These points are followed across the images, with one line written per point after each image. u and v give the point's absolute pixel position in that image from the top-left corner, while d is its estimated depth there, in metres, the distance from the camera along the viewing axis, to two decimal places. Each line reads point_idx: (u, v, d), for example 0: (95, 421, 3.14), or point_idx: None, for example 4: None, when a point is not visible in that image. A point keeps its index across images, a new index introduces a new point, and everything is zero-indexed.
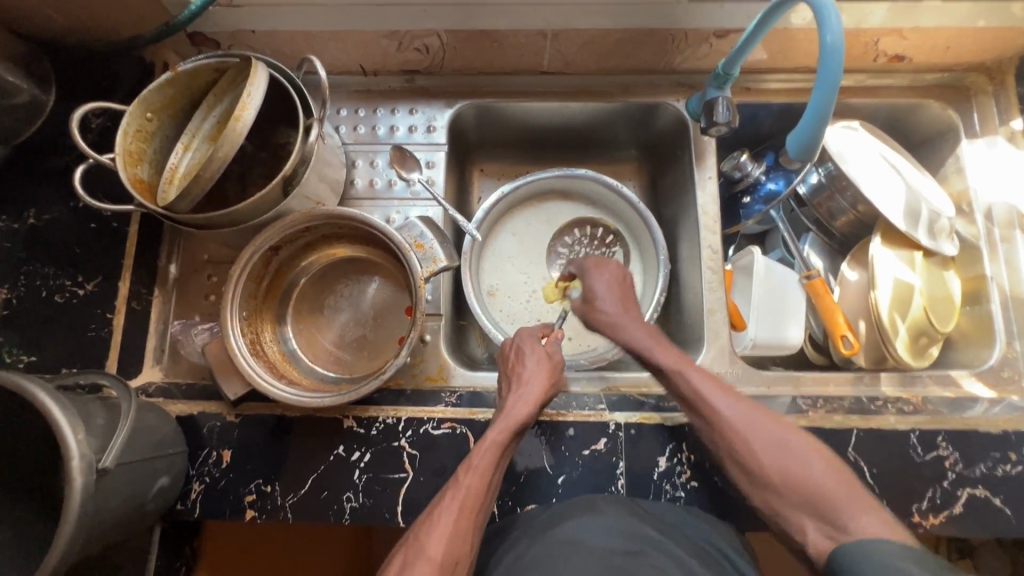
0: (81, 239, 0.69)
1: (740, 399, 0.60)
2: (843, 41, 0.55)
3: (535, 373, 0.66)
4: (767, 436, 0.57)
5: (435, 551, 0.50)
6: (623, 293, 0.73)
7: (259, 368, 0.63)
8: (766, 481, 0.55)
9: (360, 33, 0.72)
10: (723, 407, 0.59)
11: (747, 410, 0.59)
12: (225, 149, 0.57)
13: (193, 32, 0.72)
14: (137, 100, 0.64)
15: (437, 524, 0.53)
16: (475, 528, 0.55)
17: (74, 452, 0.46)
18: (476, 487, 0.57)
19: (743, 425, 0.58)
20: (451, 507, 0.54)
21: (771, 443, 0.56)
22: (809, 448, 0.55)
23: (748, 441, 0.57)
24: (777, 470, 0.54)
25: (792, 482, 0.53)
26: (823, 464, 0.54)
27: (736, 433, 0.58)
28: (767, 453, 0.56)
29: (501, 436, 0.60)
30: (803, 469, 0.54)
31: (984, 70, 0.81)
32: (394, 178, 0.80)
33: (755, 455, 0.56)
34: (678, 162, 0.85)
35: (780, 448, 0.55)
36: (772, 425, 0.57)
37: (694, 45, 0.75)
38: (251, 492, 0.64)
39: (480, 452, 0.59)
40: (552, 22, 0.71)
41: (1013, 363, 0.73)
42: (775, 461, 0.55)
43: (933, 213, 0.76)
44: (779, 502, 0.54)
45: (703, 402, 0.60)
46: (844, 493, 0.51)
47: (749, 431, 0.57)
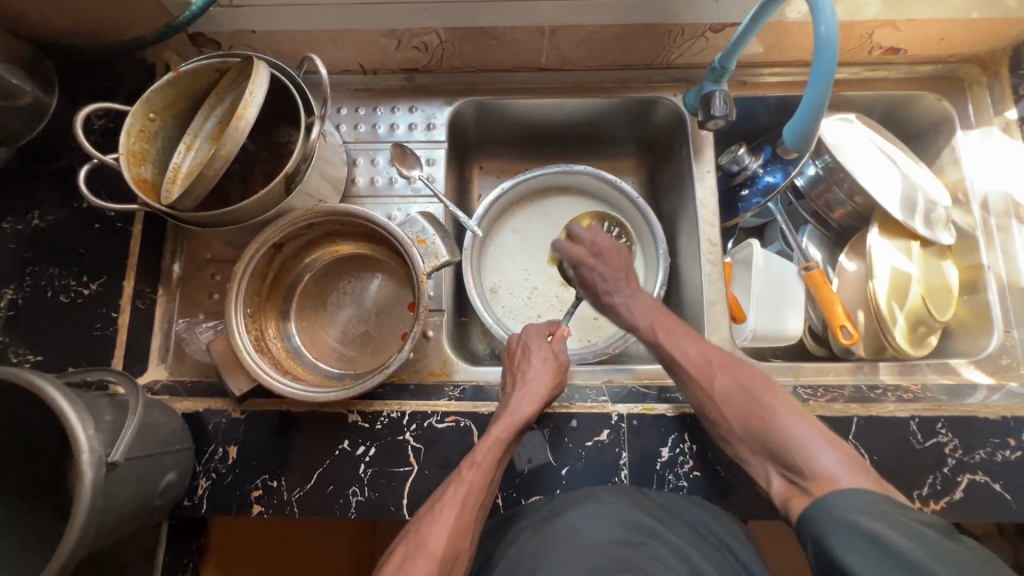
0: (86, 239, 0.70)
1: (706, 356, 0.64)
2: (837, 32, 0.55)
3: (541, 370, 0.67)
4: (730, 389, 0.61)
5: (436, 546, 0.51)
6: (617, 274, 0.72)
7: (263, 364, 0.64)
8: (730, 430, 0.60)
9: (360, 32, 0.73)
10: (688, 364, 0.64)
11: (712, 366, 0.63)
12: (228, 146, 0.57)
13: (194, 33, 0.73)
14: (140, 101, 0.64)
15: (438, 518, 0.54)
16: (474, 523, 0.56)
17: (83, 446, 0.46)
18: (478, 483, 0.57)
19: (707, 381, 0.62)
20: (452, 501, 0.55)
21: (735, 394, 0.60)
22: (772, 398, 0.58)
23: (714, 394, 0.61)
24: (739, 420, 0.59)
25: (755, 428, 0.58)
26: (785, 408, 0.57)
27: (704, 388, 0.62)
28: (728, 402, 0.60)
29: (504, 433, 0.61)
30: (764, 415, 0.58)
31: (978, 62, 0.82)
32: (394, 176, 0.80)
33: (719, 407, 0.61)
34: (675, 157, 0.86)
35: (744, 400, 0.59)
36: (733, 376, 0.61)
37: (690, 40, 0.76)
38: (257, 487, 0.64)
39: (484, 446, 0.60)
40: (549, 19, 0.72)
41: (1011, 350, 0.74)
42: (737, 410, 0.59)
43: (929, 203, 0.77)
44: (746, 450, 0.59)
45: (673, 364, 0.65)
46: (803, 432, 0.55)
47: (714, 386, 0.62)
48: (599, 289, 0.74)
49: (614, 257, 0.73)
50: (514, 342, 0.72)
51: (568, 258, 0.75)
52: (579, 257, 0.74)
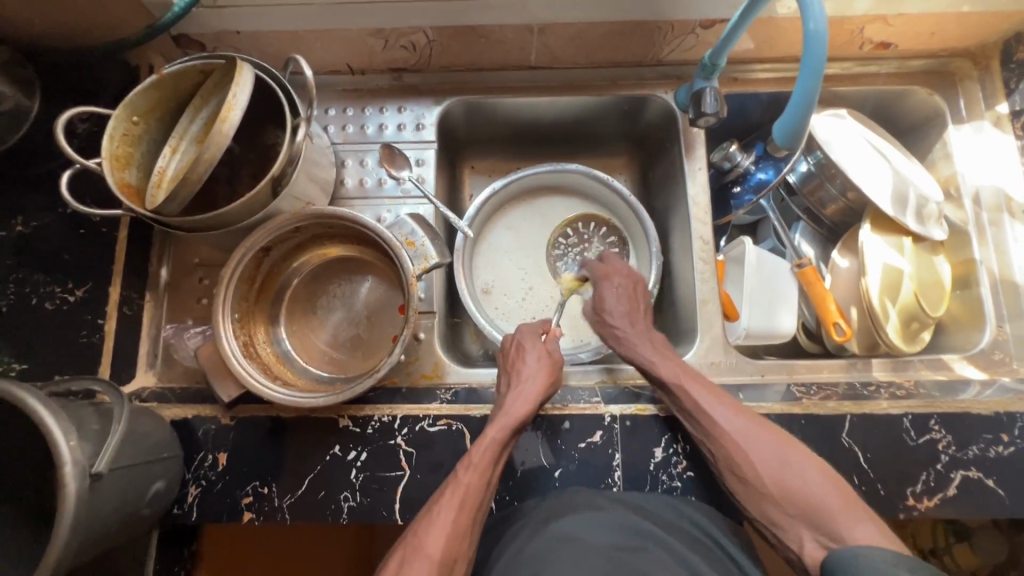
0: (72, 245, 0.69)
1: (734, 409, 0.61)
2: (826, 28, 0.55)
3: (534, 367, 0.66)
4: (765, 451, 0.57)
5: (434, 548, 0.51)
6: (630, 301, 0.73)
7: (252, 369, 0.63)
8: (760, 493, 0.57)
9: (346, 32, 0.72)
10: (719, 419, 0.60)
11: (742, 423, 0.59)
12: (212, 149, 0.56)
13: (177, 34, 0.71)
14: (123, 103, 0.63)
15: (436, 520, 0.53)
16: (472, 525, 0.55)
17: (66, 457, 0.45)
18: (474, 485, 0.57)
19: (736, 438, 0.59)
20: (450, 502, 0.55)
21: (770, 458, 0.57)
22: (807, 462, 0.57)
23: (744, 454, 0.58)
24: (774, 483, 0.56)
25: (791, 495, 0.55)
26: (818, 472, 0.56)
27: (735, 446, 0.59)
28: (766, 466, 0.57)
29: (499, 433, 0.60)
30: (800, 482, 0.55)
31: (969, 56, 0.81)
32: (384, 177, 0.79)
33: (750, 467, 0.57)
34: (667, 155, 0.86)
35: (781, 463, 0.57)
36: (764, 437, 0.58)
37: (680, 37, 0.75)
38: (248, 494, 0.63)
39: (480, 447, 0.60)
40: (538, 17, 0.71)
41: (1004, 345, 0.74)
42: (772, 473, 0.56)
43: (922, 198, 0.77)
44: (774, 514, 0.56)
45: (703, 418, 0.61)
46: (840, 500, 0.53)
47: (745, 446, 0.58)
48: (614, 321, 0.72)
49: (633, 283, 0.75)
50: (511, 342, 0.70)
51: (595, 272, 0.76)
52: (603, 275, 0.75)
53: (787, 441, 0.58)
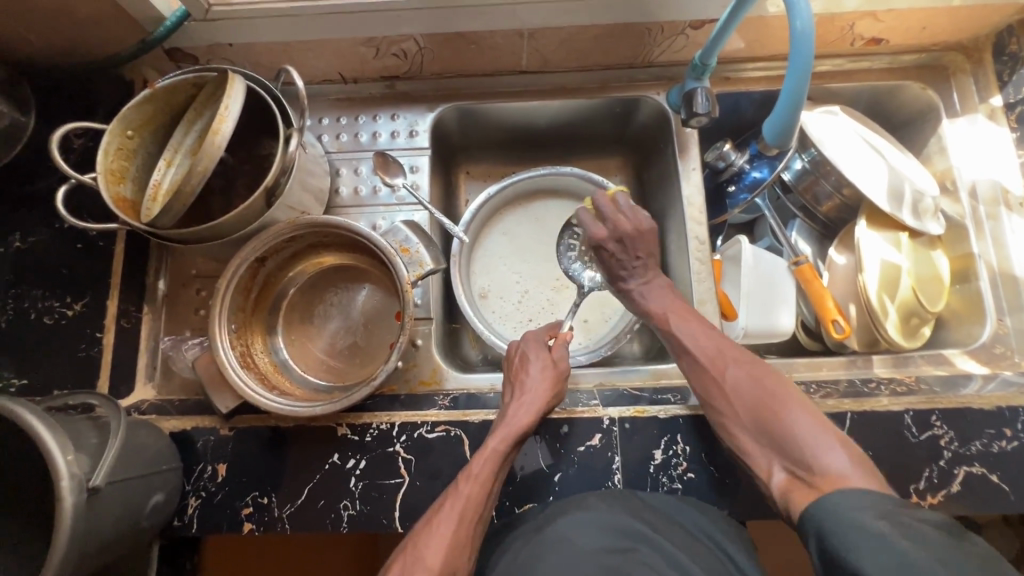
0: (69, 260, 0.69)
1: (716, 343, 0.65)
2: (813, 26, 0.55)
3: (543, 375, 0.67)
4: (742, 382, 0.62)
5: (433, 560, 0.51)
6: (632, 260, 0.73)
7: (250, 380, 0.64)
8: (735, 417, 0.60)
9: (338, 42, 0.73)
10: (701, 351, 0.65)
11: (722, 351, 0.65)
12: (204, 162, 0.57)
13: (170, 48, 0.72)
14: (117, 118, 0.64)
15: (436, 532, 0.53)
16: (473, 537, 0.55)
17: (63, 473, 0.45)
18: (475, 496, 0.56)
19: (714, 365, 0.64)
20: (450, 513, 0.54)
21: (746, 385, 0.61)
22: (784, 391, 0.60)
23: (723, 382, 0.62)
24: (749, 408, 0.60)
25: (766, 419, 0.58)
26: (793, 398, 0.59)
27: (718, 377, 0.63)
28: (741, 394, 0.61)
29: (501, 444, 0.60)
30: (772, 405, 0.59)
31: (961, 49, 0.81)
32: (378, 184, 0.80)
33: (727, 393, 0.62)
34: (661, 156, 0.86)
35: (754, 392, 0.60)
36: (740, 364, 0.63)
37: (670, 38, 0.75)
38: (247, 505, 0.63)
39: (482, 458, 0.59)
40: (528, 22, 0.71)
41: (1005, 339, 0.73)
42: (745, 399, 0.60)
43: (918, 193, 0.76)
44: (747, 441, 0.59)
45: (684, 352, 0.67)
46: (808, 427, 0.56)
47: (721, 373, 0.63)
48: (617, 275, 0.74)
49: (632, 237, 0.71)
50: (514, 354, 0.71)
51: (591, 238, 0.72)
52: (597, 236, 0.72)
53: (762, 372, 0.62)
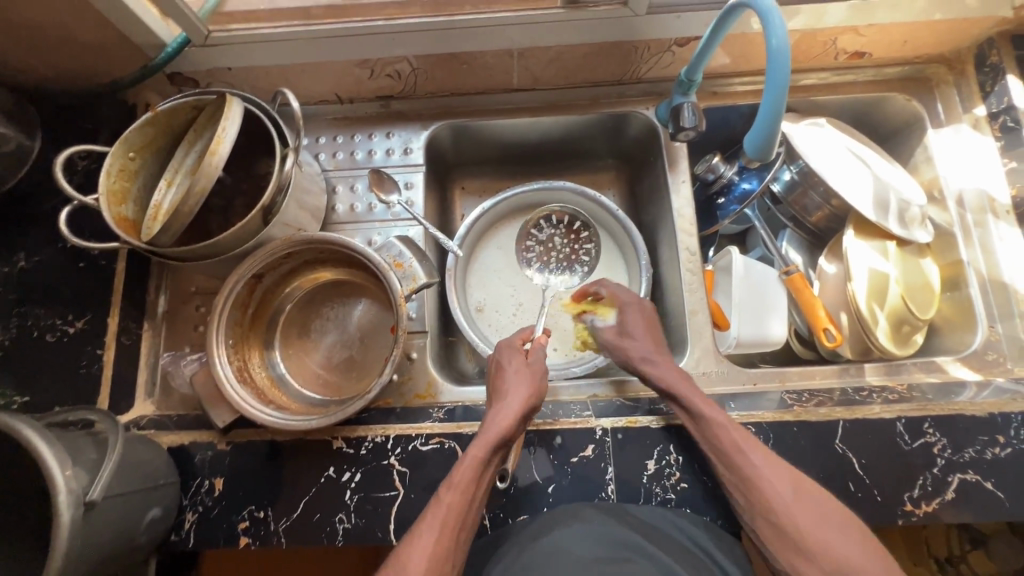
0: (71, 278, 0.71)
1: (756, 450, 0.58)
2: (788, 44, 0.56)
3: (520, 378, 0.66)
4: (802, 506, 0.54)
5: (418, 572, 0.50)
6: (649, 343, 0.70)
7: (246, 394, 0.65)
8: (784, 535, 0.54)
9: (333, 64, 0.75)
10: (742, 456, 0.58)
11: (765, 458, 0.58)
12: (202, 182, 0.58)
13: (172, 72, 0.74)
14: (119, 141, 0.66)
15: (419, 543, 0.52)
16: (454, 548, 0.54)
17: (61, 487, 0.46)
18: (457, 504, 0.56)
19: (759, 473, 0.57)
20: (432, 524, 0.54)
21: (797, 504, 0.54)
22: (848, 524, 0.53)
23: (767, 495, 0.55)
24: (802, 530, 0.53)
25: (824, 545, 0.51)
26: (848, 524, 0.53)
27: (768, 495, 0.55)
28: (794, 514, 0.54)
29: (483, 450, 0.59)
30: (824, 527, 0.52)
31: (944, 61, 0.83)
32: (374, 201, 0.81)
33: (777, 508, 0.54)
34: (652, 169, 0.87)
35: (816, 517, 0.53)
36: (788, 479, 0.56)
37: (657, 55, 0.77)
38: (244, 519, 0.64)
39: (465, 467, 0.58)
40: (517, 42, 0.73)
41: (997, 345, 0.73)
42: (796, 516, 0.54)
43: (903, 202, 0.77)
44: (798, 565, 0.52)
45: (739, 459, 0.58)
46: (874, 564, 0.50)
47: (764, 482, 0.56)
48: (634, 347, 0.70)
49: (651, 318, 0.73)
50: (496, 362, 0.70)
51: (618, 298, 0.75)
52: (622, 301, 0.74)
53: (810, 487, 0.56)
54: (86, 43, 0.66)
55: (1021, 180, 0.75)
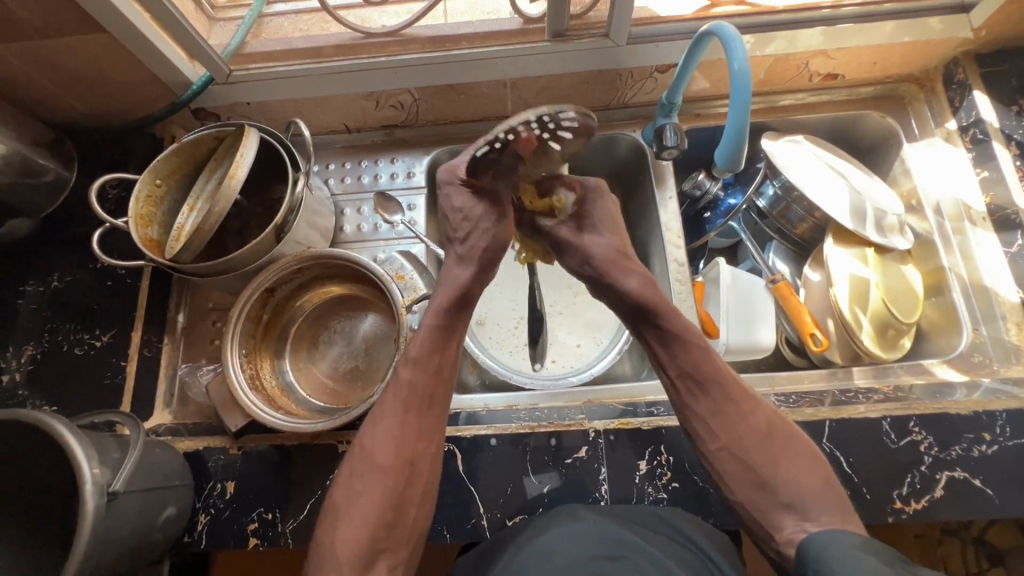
0: (99, 296, 0.77)
1: (736, 385, 0.61)
2: (749, 66, 0.62)
3: (483, 229, 0.65)
4: (753, 429, 0.59)
5: (383, 452, 0.58)
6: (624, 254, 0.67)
7: (257, 399, 0.69)
8: (745, 468, 0.58)
9: (343, 97, 0.82)
10: (722, 391, 0.61)
11: (742, 392, 0.61)
12: (221, 204, 0.64)
13: (196, 108, 0.82)
14: (148, 169, 0.72)
15: (383, 428, 0.60)
16: (422, 419, 0.61)
17: (87, 477, 0.50)
18: (413, 383, 0.61)
19: (728, 411, 0.60)
20: (393, 406, 0.60)
21: (760, 438, 0.58)
22: (787, 441, 0.59)
23: (734, 429, 0.59)
24: (762, 458, 0.58)
25: (788, 474, 0.56)
26: (807, 452, 0.59)
27: (724, 413, 0.60)
28: (755, 446, 0.58)
29: (434, 320, 0.64)
30: (788, 461, 0.57)
31: (914, 80, 0.88)
32: (379, 222, 0.87)
33: (743, 440, 0.59)
34: (642, 187, 0.92)
35: (764, 443, 0.58)
36: (756, 412, 0.60)
37: (641, 81, 0.83)
38: (254, 520, 0.67)
39: (421, 340, 0.63)
40: (509, 73, 0.80)
41: (983, 347, 0.75)
42: (761, 450, 0.58)
43: (879, 211, 0.81)
44: (752, 496, 0.58)
45: (708, 386, 0.61)
46: (825, 492, 0.55)
47: (737, 420, 0.59)
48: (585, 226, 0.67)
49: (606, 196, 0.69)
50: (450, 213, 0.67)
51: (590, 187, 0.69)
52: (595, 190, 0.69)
53: (781, 424, 0.59)
54: (120, 81, 0.74)
55: (994, 189, 0.79)
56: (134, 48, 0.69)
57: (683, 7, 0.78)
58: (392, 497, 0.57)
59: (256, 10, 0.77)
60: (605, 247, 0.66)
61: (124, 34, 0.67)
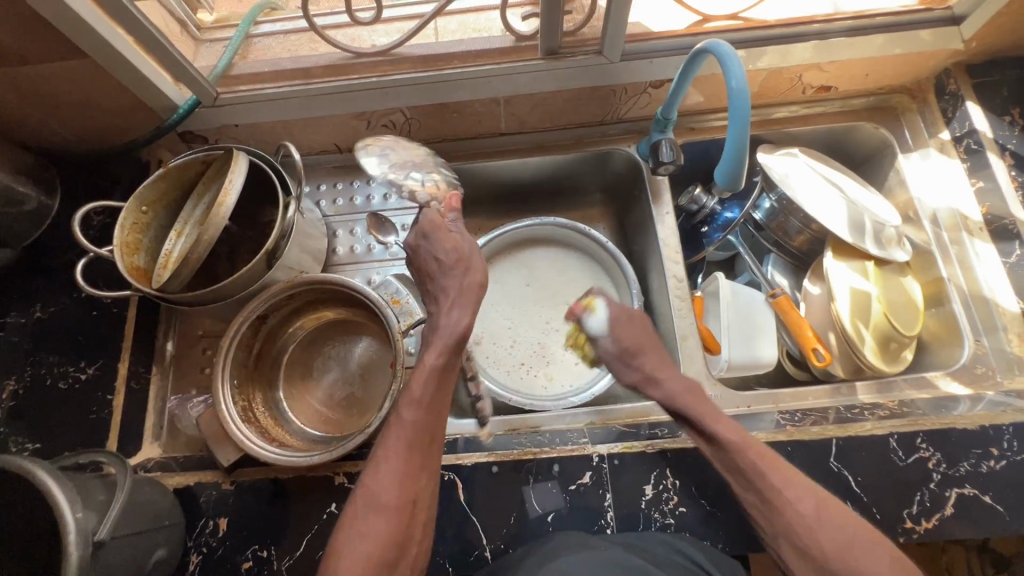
0: (84, 326, 0.75)
1: (776, 470, 0.58)
2: (748, 84, 0.61)
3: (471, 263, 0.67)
4: (807, 510, 0.55)
5: (388, 497, 0.53)
6: (650, 337, 0.72)
7: (250, 432, 0.67)
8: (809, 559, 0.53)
9: (333, 118, 0.81)
10: (763, 476, 0.57)
11: (783, 475, 0.57)
12: (210, 232, 0.62)
13: (183, 131, 0.80)
14: (134, 196, 0.70)
15: (384, 466, 0.54)
16: (424, 461, 0.56)
17: (71, 527, 0.48)
18: (417, 421, 0.57)
19: (783, 494, 0.56)
20: (397, 448, 0.55)
21: (820, 523, 0.54)
22: (850, 522, 0.54)
23: (790, 514, 0.55)
24: (814, 535, 0.53)
25: (843, 557, 0.52)
26: (862, 532, 0.53)
27: (777, 502, 0.56)
28: (815, 532, 0.53)
29: (436, 358, 0.61)
30: (841, 537, 0.53)
31: (906, 91, 0.88)
32: (372, 243, 0.85)
33: (791, 519, 0.55)
34: (638, 202, 0.91)
35: (824, 527, 0.53)
36: (811, 495, 0.56)
37: (634, 97, 0.83)
38: (248, 558, 0.64)
39: (421, 380, 0.60)
40: (502, 91, 0.79)
41: (985, 359, 0.74)
42: (822, 536, 0.53)
43: (879, 223, 0.81)
44: None
45: (751, 479, 0.58)
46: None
47: (789, 504, 0.55)
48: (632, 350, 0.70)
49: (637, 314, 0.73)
50: (435, 246, 0.67)
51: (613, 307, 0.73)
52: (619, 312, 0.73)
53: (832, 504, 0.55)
54: (103, 107, 0.72)
55: (990, 199, 0.78)
56: (117, 74, 0.67)
57: (675, 23, 0.78)
58: (392, 542, 0.51)
59: (243, 31, 0.77)
60: (624, 336, 0.71)
61: (107, 60, 0.65)
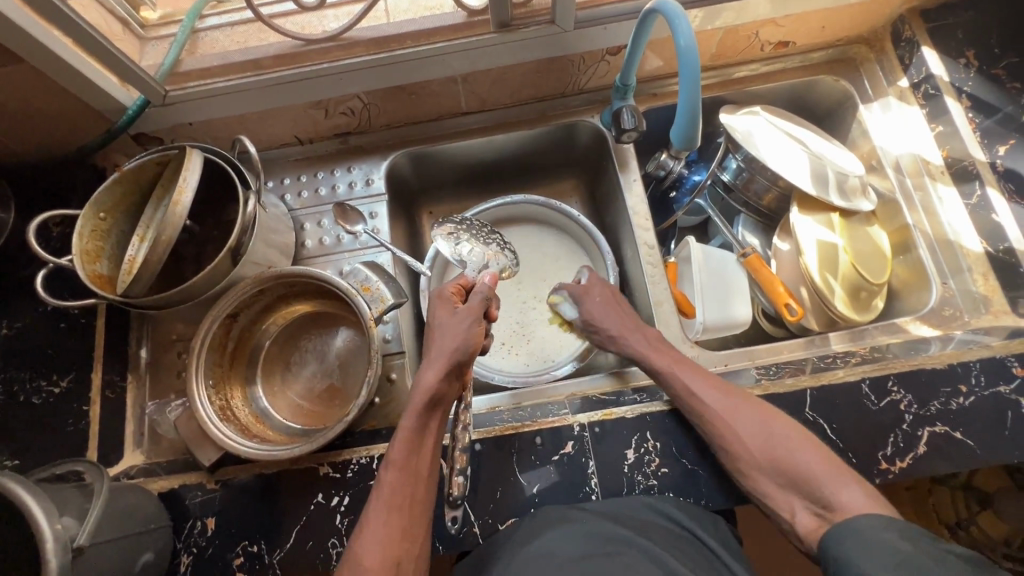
0: (53, 339, 0.74)
1: (707, 384, 0.67)
2: (696, 42, 0.61)
3: (453, 335, 0.62)
4: (752, 426, 0.63)
5: (370, 560, 0.53)
6: (616, 310, 0.77)
7: (229, 430, 0.66)
8: (745, 463, 0.63)
9: (289, 108, 0.79)
10: (700, 399, 0.65)
11: (712, 389, 0.66)
12: (168, 231, 0.61)
13: (135, 133, 0.78)
14: (90, 202, 0.69)
15: (367, 531, 0.54)
16: (410, 521, 0.56)
17: (49, 534, 0.48)
18: (396, 482, 0.57)
19: (718, 408, 0.64)
20: (378, 509, 0.56)
21: (752, 431, 0.63)
22: (788, 430, 0.62)
23: (731, 430, 0.63)
24: (750, 441, 0.62)
25: (775, 460, 0.61)
26: (789, 432, 0.62)
27: (718, 421, 0.64)
28: (749, 439, 0.62)
29: (412, 419, 0.59)
30: (771, 446, 0.61)
31: (864, 41, 0.88)
32: (341, 233, 0.84)
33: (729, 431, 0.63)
34: (606, 172, 0.91)
35: (765, 435, 0.62)
36: (740, 408, 0.64)
37: (593, 65, 0.82)
38: (239, 555, 0.64)
39: (398, 440, 0.58)
40: (458, 69, 0.78)
41: (952, 300, 0.75)
42: (747, 440, 0.62)
43: (840, 174, 0.82)
44: (759, 483, 0.62)
45: (693, 400, 0.66)
46: (821, 466, 0.59)
47: (727, 420, 0.64)
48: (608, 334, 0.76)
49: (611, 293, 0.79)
50: (435, 315, 0.66)
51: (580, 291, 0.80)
52: (582, 293, 0.80)
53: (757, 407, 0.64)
54: (48, 113, 0.70)
55: (951, 142, 0.79)
56: (58, 77, 0.65)
57: None
58: None
59: (188, 26, 0.75)
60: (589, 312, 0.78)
61: (45, 64, 0.63)
